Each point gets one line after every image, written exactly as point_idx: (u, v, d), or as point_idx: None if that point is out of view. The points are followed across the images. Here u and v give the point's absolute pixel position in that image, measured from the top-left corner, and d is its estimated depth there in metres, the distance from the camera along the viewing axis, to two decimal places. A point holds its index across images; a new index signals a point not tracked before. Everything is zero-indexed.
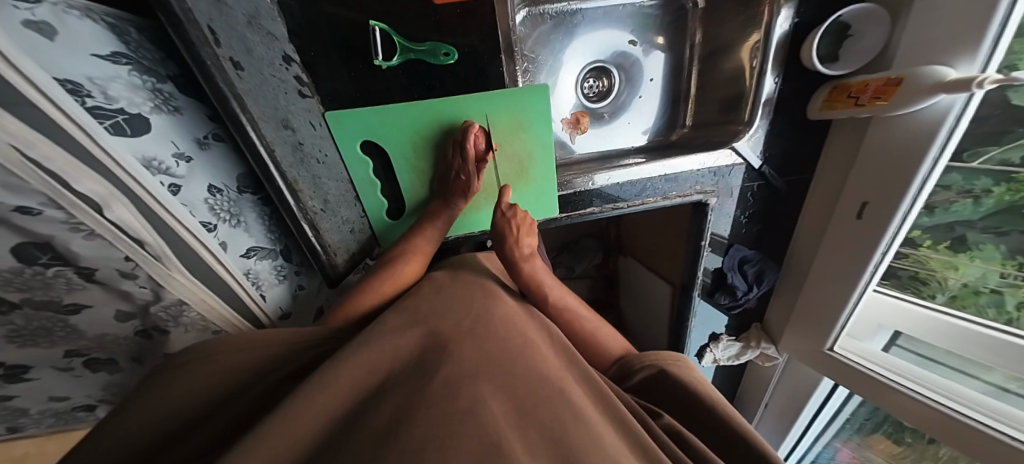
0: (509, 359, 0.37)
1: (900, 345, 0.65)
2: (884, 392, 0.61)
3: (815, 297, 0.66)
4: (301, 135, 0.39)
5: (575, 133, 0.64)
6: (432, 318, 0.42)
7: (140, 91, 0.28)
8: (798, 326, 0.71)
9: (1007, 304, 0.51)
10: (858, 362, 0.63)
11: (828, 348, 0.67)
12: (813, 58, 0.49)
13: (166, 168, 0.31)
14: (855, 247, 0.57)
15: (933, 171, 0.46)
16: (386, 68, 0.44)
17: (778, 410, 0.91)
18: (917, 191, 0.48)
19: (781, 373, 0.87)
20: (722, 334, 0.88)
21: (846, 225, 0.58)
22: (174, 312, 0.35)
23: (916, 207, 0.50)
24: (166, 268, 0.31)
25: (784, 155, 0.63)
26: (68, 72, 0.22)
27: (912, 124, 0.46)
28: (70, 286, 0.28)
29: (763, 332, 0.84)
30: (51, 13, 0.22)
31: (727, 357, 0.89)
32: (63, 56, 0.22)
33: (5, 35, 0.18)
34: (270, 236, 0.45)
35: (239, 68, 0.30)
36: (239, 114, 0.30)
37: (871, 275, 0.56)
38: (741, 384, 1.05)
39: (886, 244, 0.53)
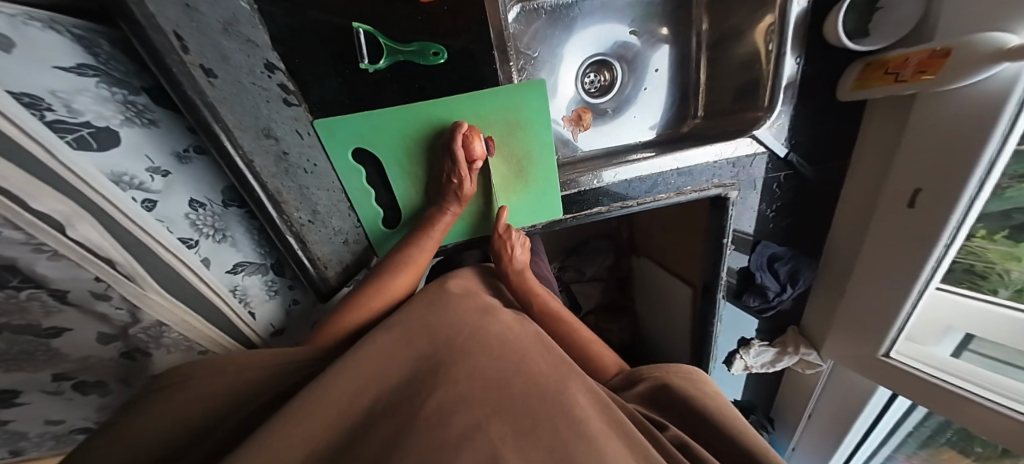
0: (509, 377, 0.33)
1: (972, 349, 0.58)
2: (953, 404, 0.53)
3: (860, 298, 0.59)
4: (285, 144, 0.38)
5: (576, 130, 0.61)
6: (427, 330, 0.39)
7: (109, 104, 0.27)
8: (844, 329, 0.64)
9: None
10: (922, 369, 0.55)
11: (883, 354, 0.59)
12: (839, 31, 0.44)
13: (139, 183, 0.29)
14: (908, 241, 0.50)
15: (1002, 150, 0.40)
16: (373, 72, 0.42)
17: (824, 421, 0.83)
18: (989, 166, 0.41)
19: (826, 382, 0.78)
20: (753, 340, 0.82)
21: (896, 218, 0.51)
22: (154, 332, 0.33)
23: (986, 189, 0.42)
24: (141, 287, 0.29)
25: (811, 142, 0.57)
26: (26, 84, 0.21)
27: (966, 99, 0.40)
28: (46, 309, 0.26)
29: (801, 336, 0.76)
30: (5, 24, 0.20)
31: (761, 365, 0.83)
32: (19, 68, 0.20)
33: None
34: (259, 251, 0.43)
35: (212, 75, 0.28)
36: (213, 124, 0.28)
37: (932, 272, 0.49)
38: (777, 393, 0.96)
39: (949, 238, 0.46)
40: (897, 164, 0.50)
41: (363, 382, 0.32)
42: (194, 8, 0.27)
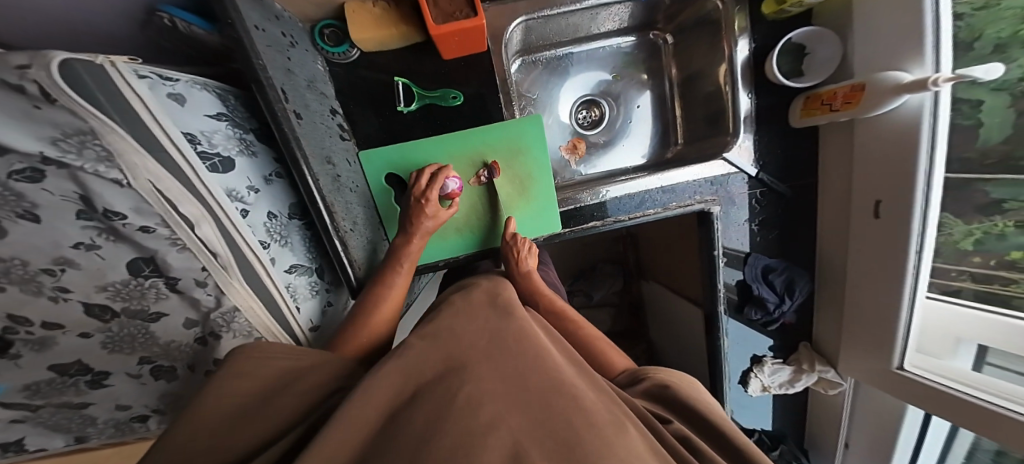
0: (527, 381, 0.39)
1: (991, 362, 0.55)
2: (956, 410, 0.54)
3: (859, 305, 0.64)
4: (339, 169, 0.47)
5: (573, 157, 0.71)
6: (454, 336, 0.44)
7: (231, 140, 0.39)
8: (854, 344, 0.67)
9: None
10: (932, 379, 0.57)
11: (897, 367, 0.61)
12: (774, 72, 0.54)
13: (241, 196, 0.39)
14: (882, 247, 0.56)
15: (936, 164, 0.48)
16: (406, 113, 0.53)
17: (863, 445, 0.81)
18: (926, 178, 0.48)
19: (854, 401, 0.79)
20: (765, 357, 0.83)
21: (868, 227, 0.58)
22: (228, 317, 0.41)
23: (936, 196, 0.49)
24: (229, 277, 0.38)
25: (779, 162, 0.65)
26: (188, 127, 0.33)
27: (899, 123, 0.49)
28: (157, 295, 0.35)
29: (815, 352, 0.78)
30: (183, 87, 0.35)
31: (778, 385, 0.82)
32: (187, 115, 0.34)
33: (156, 102, 0.30)
34: (309, 256, 0.52)
35: (300, 118, 0.39)
36: (296, 152, 0.38)
37: (916, 272, 0.54)
38: (810, 417, 0.93)
39: (916, 246, 0.52)
40: (857, 178, 0.57)
41: (406, 382, 0.38)
42: (293, 75, 0.40)
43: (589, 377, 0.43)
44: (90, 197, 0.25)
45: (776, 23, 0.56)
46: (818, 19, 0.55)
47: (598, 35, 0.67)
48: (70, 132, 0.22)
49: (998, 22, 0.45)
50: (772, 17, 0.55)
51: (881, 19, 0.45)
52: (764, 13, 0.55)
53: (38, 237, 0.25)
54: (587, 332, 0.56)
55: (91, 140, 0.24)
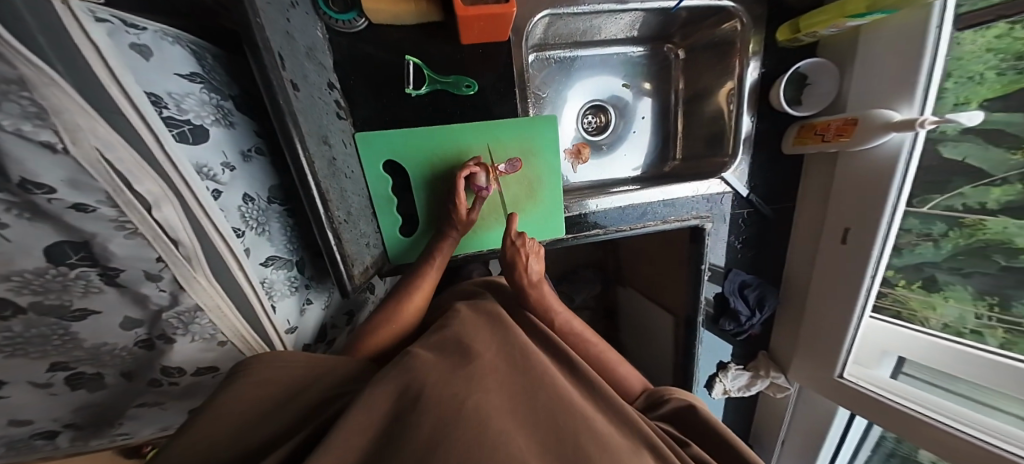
0: (535, 396, 0.38)
1: (907, 372, 0.64)
2: (893, 417, 0.60)
3: (817, 321, 0.69)
4: (335, 151, 0.42)
5: (576, 162, 0.69)
6: (462, 346, 0.42)
7: (206, 105, 0.31)
8: (804, 356, 0.73)
9: (989, 344, 0.53)
10: (868, 387, 0.63)
11: (838, 376, 0.68)
12: (780, 99, 0.57)
13: (214, 174, 0.32)
14: (845, 269, 0.62)
15: (900, 198, 0.53)
16: (415, 96, 0.49)
17: (796, 446, 0.90)
18: (892, 209, 0.54)
19: (797, 403, 0.86)
20: (730, 363, 0.88)
21: (833, 249, 0.63)
22: (186, 319, 0.34)
23: (893, 228, 0.55)
24: (193, 270, 0.31)
25: (766, 186, 0.70)
26: (153, 86, 0.25)
27: (877, 156, 0.54)
28: (86, 288, 0.26)
29: (772, 360, 0.85)
30: (152, 39, 0.26)
31: (738, 389, 0.88)
32: (152, 73, 0.26)
33: (115, 50, 0.22)
34: (288, 247, 0.45)
35: (297, 89, 0.33)
36: (292, 130, 0.32)
37: (869, 291, 0.60)
38: (755, 420, 1.01)
39: (872, 269, 0.58)
40: (832, 206, 0.63)
41: (409, 387, 0.35)
42: (290, 37, 0.34)
43: (598, 397, 0.42)
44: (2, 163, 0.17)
45: (784, 52, 0.59)
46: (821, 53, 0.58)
47: (612, 41, 0.67)
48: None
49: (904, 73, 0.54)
50: (786, 45, 0.58)
51: (878, 60, 0.49)
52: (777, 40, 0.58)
53: None
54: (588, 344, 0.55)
55: (18, 91, 0.17)
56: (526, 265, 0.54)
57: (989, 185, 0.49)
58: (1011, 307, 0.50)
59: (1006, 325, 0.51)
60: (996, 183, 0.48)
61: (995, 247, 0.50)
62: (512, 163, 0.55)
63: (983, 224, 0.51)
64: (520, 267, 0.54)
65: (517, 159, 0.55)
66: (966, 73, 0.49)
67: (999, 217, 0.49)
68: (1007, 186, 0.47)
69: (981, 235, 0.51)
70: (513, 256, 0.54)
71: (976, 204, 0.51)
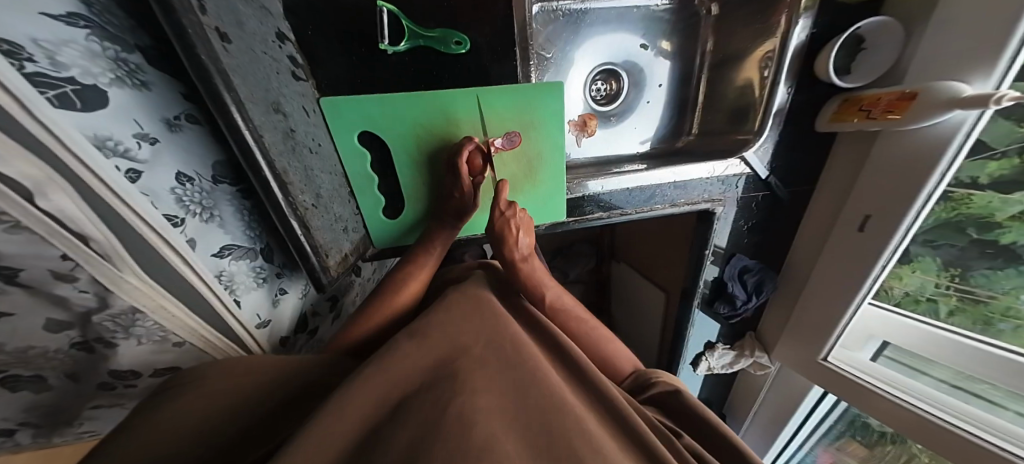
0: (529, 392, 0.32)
1: (888, 355, 0.68)
2: (872, 401, 0.64)
3: (816, 306, 0.67)
4: (293, 121, 0.35)
5: (581, 135, 0.61)
6: (450, 338, 0.38)
7: (98, 59, 0.23)
8: (794, 336, 0.73)
9: (939, 311, 0.61)
10: (853, 373, 0.66)
11: (821, 358, 0.70)
12: (829, 71, 0.49)
13: (125, 150, 0.25)
14: (856, 260, 0.58)
15: (937, 187, 0.48)
16: (393, 54, 0.40)
17: (766, 419, 0.94)
18: (926, 198, 0.48)
19: (774, 380, 0.87)
20: (717, 343, 0.88)
21: (845, 237, 0.59)
22: (125, 321, 0.29)
23: (918, 221, 0.51)
24: (118, 269, 0.26)
25: (791, 166, 0.63)
26: (7, 28, 0.17)
27: (919, 137, 0.47)
28: None
29: (757, 341, 0.84)
30: None
31: (722, 366, 0.89)
32: (2, 11, 0.17)
33: None
34: (248, 233, 0.39)
35: (226, 40, 0.25)
36: (224, 94, 0.25)
37: (875, 278, 0.57)
38: (732, 391, 1.04)
39: (886, 259, 0.55)
40: (854, 190, 0.56)
41: (388, 388, 0.30)
42: None
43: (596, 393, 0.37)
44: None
45: (839, 6, 0.49)
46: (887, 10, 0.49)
47: None
48: None
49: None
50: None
51: (955, 23, 0.41)
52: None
53: None
54: (582, 330, 0.51)
55: None
56: (515, 238, 0.49)
57: (990, 158, 0.47)
58: (969, 278, 0.55)
59: (960, 293, 0.57)
60: (999, 155, 0.46)
61: (970, 221, 0.52)
62: (512, 136, 0.48)
63: (971, 198, 0.50)
64: (509, 240, 0.49)
65: (516, 133, 0.48)
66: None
67: (987, 191, 0.49)
68: (1006, 160, 0.46)
69: (964, 208, 0.52)
70: (501, 228, 0.49)
71: (968, 179, 0.49)
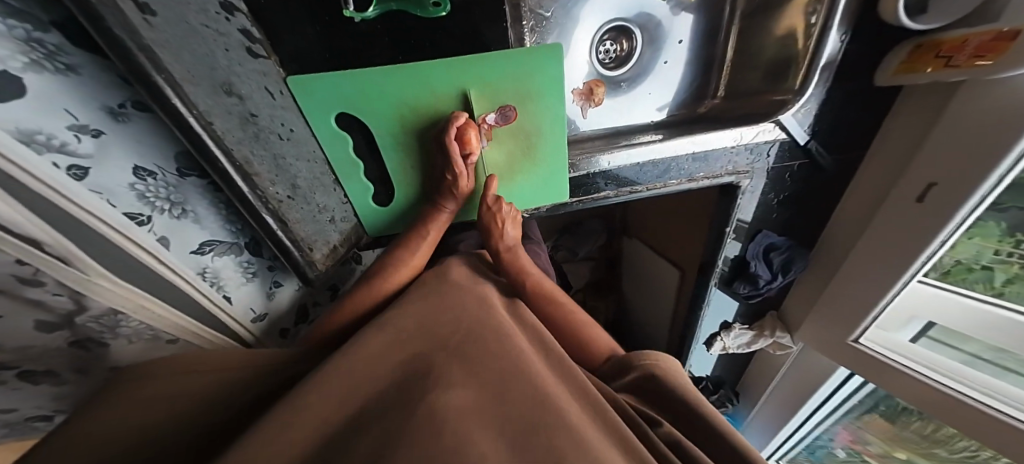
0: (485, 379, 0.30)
1: (930, 336, 0.64)
2: (897, 382, 0.61)
3: (854, 287, 0.60)
4: (253, 105, 0.32)
5: (587, 105, 0.56)
6: (417, 329, 0.36)
7: (5, 40, 0.18)
8: (826, 313, 0.66)
9: (995, 279, 0.53)
10: (884, 354, 0.61)
11: (852, 340, 0.64)
12: (899, 13, 0.40)
13: (62, 145, 0.22)
14: (905, 239, 0.50)
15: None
16: (361, 22, 0.32)
17: (783, 399, 0.90)
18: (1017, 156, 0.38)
19: (794, 361, 0.82)
20: (734, 323, 0.85)
21: (903, 210, 0.50)
22: (109, 322, 0.29)
23: (991, 195, 0.42)
24: (83, 272, 0.25)
25: (835, 129, 0.54)
26: None
27: (1009, 93, 0.36)
28: None
29: (779, 320, 0.79)
30: None
31: (738, 346, 0.86)
32: None
33: None
34: (229, 227, 0.38)
35: (150, 12, 0.21)
36: (155, 77, 0.22)
37: (930, 256, 0.49)
38: (747, 369, 1.01)
39: (947, 233, 0.46)
40: (921, 152, 0.46)
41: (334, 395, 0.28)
42: None
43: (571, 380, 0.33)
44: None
45: None
46: None
47: None
48: None
49: None
50: None
51: None
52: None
53: None
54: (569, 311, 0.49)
55: None
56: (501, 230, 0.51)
57: None
58: None
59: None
60: None
61: None
62: (506, 110, 0.43)
63: None
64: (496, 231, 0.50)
65: (511, 107, 0.43)
66: None
67: None
68: None
69: None
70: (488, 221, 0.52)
71: None
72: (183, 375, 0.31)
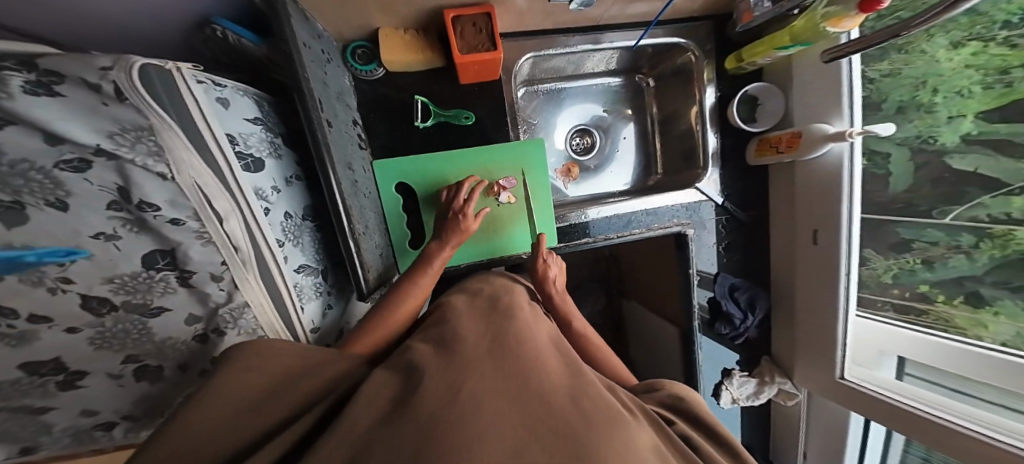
0: (533, 377, 0.34)
1: (911, 373, 0.59)
2: (889, 417, 0.56)
3: (809, 316, 0.67)
4: (357, 175, 0.51)
5: (567, 180, 0.78)
6: (450, 341, 0.41)
7: (264, 143, 0.43)
8: (804, 356, 0.69)
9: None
10: (871, 389, 0.59)
11: (840, 377, 0.63)
12: (735, 118, 0.67)
13: (265, 194, 0.41)
14: (821, 267, 0.63)
15: (855, 200, 0.57)
16: (423, 127, 0.62)
17: None
18: (848, 198, 0.57)
19: (809, 413, 0.73)
20: (734, 369, 0.79)
21: (807, 251, 0.65)
22: (236, 314, 0.39)
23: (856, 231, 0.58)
24: (245, 271, 0.37)
25: (740, 194, 0.76)
26: (231, 128, 0.37)
27: (819, 167, 0.60)
28: (164, 290, 0.34)
29: (775, 366, 0.77)
30: (229, 92, 0.39)
31: (747, 398, 0.77)
32: (229, 117, 0.37)
33: (206, 101, 0.33)
34: (316, 257, 0.52)
35: (329, 125, 0.45)
36: (325, 158, 0.43)
37: (846, 286, 0.60)
38: None
39: (845, 266, 0.59)
40: (798, 209, 0.67)
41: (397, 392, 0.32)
42: (325, 87, 0.47)
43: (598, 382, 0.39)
44: (129, 188, 0.27)
45: (732, 79, 0.71)
46: (767, 78, 0.69)
47: (590, 73, 0.77)
48: (128, 127, 0.25)
49: (954, 81, 0.50)
50: (733, 71, 0.69)
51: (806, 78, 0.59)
52: (726, 67, 0.70)
53: (59, 225, 0.25)
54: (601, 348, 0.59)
55: (147, 136, 0.26)
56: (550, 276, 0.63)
57: (1007, 194, 0.46)
58: None
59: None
60: (1015, 191, 0.45)
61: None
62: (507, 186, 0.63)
63: (1014, 234, 0.46)
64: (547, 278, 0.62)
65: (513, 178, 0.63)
66: (952, 89, 0.50)
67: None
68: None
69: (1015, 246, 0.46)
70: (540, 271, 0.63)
71: (1001, 215, 0.47)
72: (278, 378, 0.35)
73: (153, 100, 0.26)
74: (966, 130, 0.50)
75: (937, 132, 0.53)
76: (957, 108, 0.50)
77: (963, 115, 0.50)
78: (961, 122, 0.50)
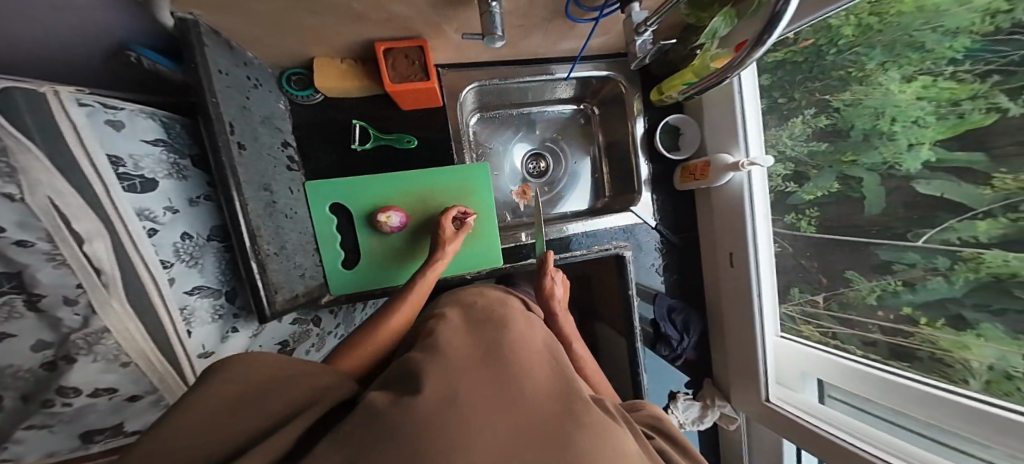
0: (530, 380, 0.30)
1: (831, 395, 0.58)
2: (812, 444, 0.54)
3: (737, 336, 0.69)
4: (277, 196, 0.49)
5: (523, 200, 0.77)
6: (445, 347, 0.36)
7: (163, 165, 0.40)
8: (738, 378, 0.68)
9: None
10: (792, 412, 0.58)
11: (765, 400, 0.63)
12: (659, 146, 0.70)
13: (153, 216, 0.37)
14: (739, 284, 0.67)
15: (757, 222, 0.63)
16: (360, 150, 0.61)
17: None
18: (752, 217, 0.63)
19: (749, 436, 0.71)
20: (678, 391, 0.76)
21: (728, 273, 0.69)
22: (95, 338, 0.30)
23: (761, 250, 0.64)
24: (107, 294, 0.31)
25: (672, 217, 0.77)
26: (117, 149, 0.34)
27: (726, 193, 0.67)
28: (9, 314, 0.25)
29: (716, 388, 0.75)
30: (126, 116, 0.36)
31: (691, 422, 0.73)
32: (119, 140, 0.34)
33: (88, 124, 0.31)
34: (218, 278, 0.47)
35: (242, 148, 0.43)
36: (228, 177, 0.39)
37: (761, 308, 0.64)
38: None
39: (756, 285, 0.64)
40: (718, 232, 0.70)
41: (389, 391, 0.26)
42: (247, 112, 0.46)
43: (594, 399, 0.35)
44: None
45: (659, 111, 0.74)
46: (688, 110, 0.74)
47: (547, 101, 0.77)
48: None
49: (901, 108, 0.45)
50: (658, 104, 0.71)
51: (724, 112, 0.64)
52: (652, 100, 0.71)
53: None
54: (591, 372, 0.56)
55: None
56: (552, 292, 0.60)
57: (977, 216, 0.39)
58: None
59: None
60: (982, 214, 0.39)
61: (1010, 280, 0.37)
62: (467, 215, 0.62)
63: (981, 256, 0.39)
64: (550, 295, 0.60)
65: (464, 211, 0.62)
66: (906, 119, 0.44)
67: (994, 250, 0.38)
68: (992, 219, 0.38)
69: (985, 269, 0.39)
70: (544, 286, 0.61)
71: (970, 237, 0.40)
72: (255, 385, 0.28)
73: (0, 117, 0.24)
74: (928, 157, 0.43)
75: (901, 160, 0.46)
76: (914, 137, 0.44)
77: (920, 143, 0.44)
78: (920, 151, 0.44)
